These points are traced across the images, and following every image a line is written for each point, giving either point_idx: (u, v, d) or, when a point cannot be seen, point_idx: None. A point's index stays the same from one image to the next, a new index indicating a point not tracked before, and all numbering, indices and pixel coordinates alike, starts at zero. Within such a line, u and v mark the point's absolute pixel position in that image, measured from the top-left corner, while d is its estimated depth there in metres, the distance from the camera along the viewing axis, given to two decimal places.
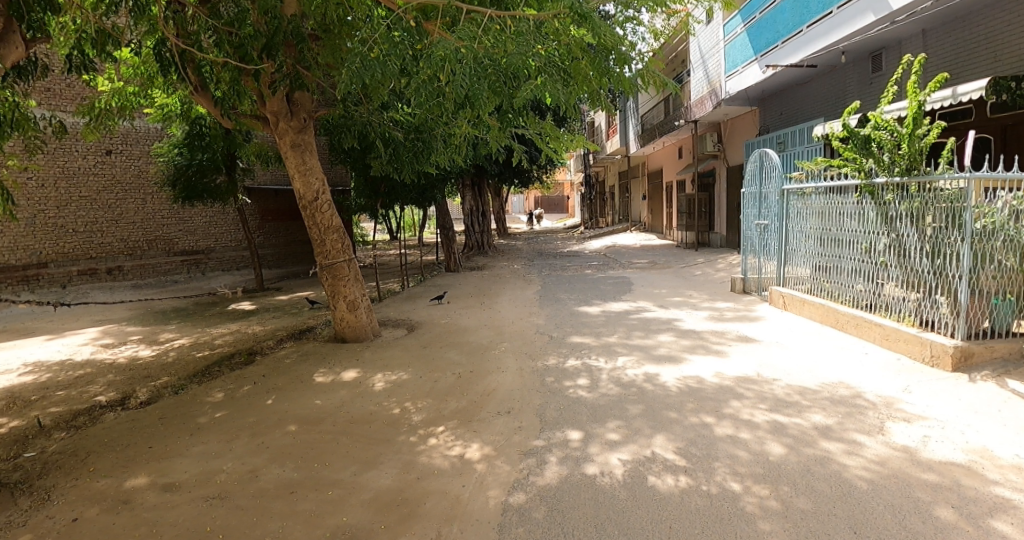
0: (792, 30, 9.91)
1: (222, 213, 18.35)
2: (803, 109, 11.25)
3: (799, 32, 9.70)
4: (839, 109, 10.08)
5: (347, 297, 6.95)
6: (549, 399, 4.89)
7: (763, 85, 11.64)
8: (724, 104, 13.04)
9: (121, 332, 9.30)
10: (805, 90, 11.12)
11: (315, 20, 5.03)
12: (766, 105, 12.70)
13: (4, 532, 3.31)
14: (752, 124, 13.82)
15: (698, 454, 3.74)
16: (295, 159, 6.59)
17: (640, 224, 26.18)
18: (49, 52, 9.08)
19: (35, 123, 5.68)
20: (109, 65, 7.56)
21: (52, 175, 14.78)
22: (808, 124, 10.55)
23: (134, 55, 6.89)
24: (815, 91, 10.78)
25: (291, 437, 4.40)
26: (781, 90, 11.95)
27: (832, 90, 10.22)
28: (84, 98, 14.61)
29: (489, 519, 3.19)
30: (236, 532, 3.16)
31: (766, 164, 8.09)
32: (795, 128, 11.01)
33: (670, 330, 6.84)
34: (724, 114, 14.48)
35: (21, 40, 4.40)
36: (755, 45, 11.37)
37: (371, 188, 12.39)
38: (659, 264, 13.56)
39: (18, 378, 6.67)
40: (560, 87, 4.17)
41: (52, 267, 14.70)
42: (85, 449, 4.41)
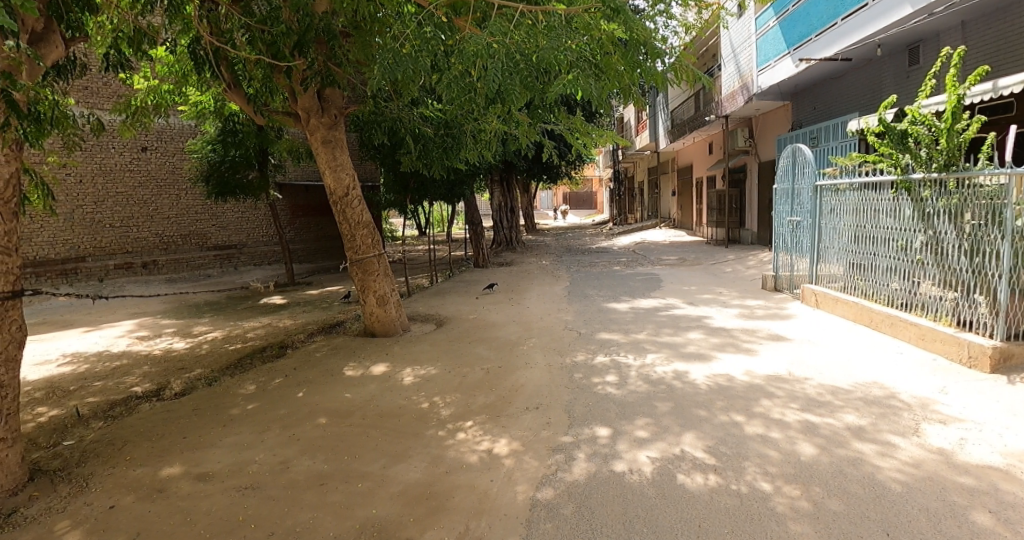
0: (826, 24, 9.69)
1: (254, 208, 18.64)
2: (836, 105, 11.04)
3: (832, 25, 9.51)
4: (874, 104, 9.87)
5: (377, 292, 6.99)
6: (578, 395, 4.86)
7: (796, 80, 11.45)
8: (755, 99, 12.82)
9: (156, 325, 9.50)
10: (839, 84, 10.89)
11: (347, 18, 4.93)
12: (799, 100, 12.45)
13: (46, 518, 3.44)
14: (784, 119, 13.57)
15: (728, 453, 3.69)
16: (326, 154, 6.65)
17: (670, 221, 25.91)
18: (87, 50, 9.26)
19: (74, 120, 5.75)
20: (145, 63, 7.66)
21: (90, 171, 15.20)
22: (842, 119, 10.36)
23: (169, 54, 6.98)
24: (850, 85, 10.54)
25: (321, 429, 4.45)
26: (814, 84, 11.71)
27: (867, 85, 10.00)
28: (120, 96, 14.98)
29: (518, 514, 3.20)
30: (269, 523, 3.22)
31: (798, 159, 7.94)
32: (828, 124, 10.84)
33: (699, 327, 6.77)
34: (756, 110, 14.33)
35: (61, 41, 4.46)
36: (787, 38, 11.16)
37: (400, 184, 12.42)
38: (689, 260, 13.45)
39: (59, 368, 6.87)
40: (592, 82, 4.00)
41: (90, 261, 15.11)
42: (121, 439, 4.53)
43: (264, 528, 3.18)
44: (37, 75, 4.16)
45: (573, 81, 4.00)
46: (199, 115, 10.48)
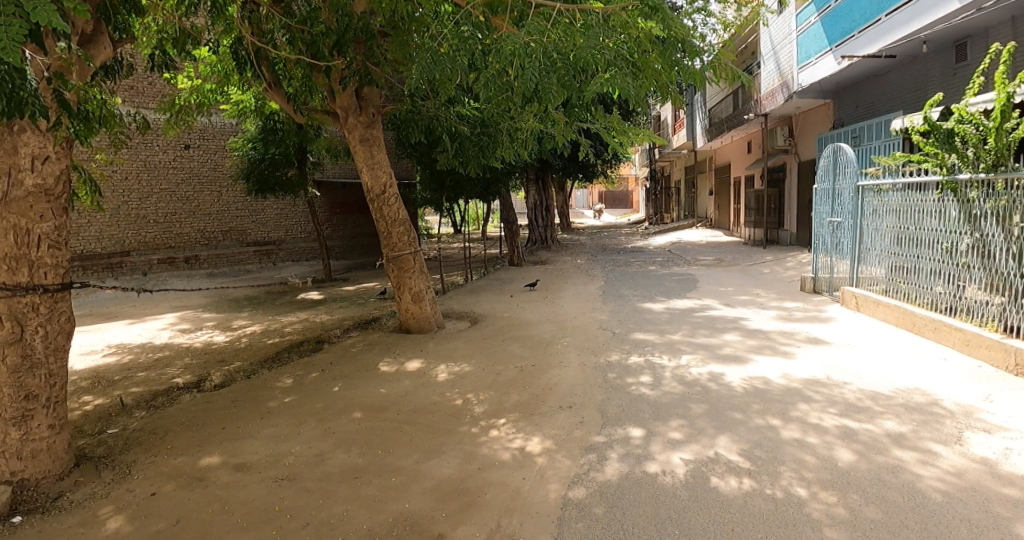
0: (869, 19, 9.47)
1: (293, 205, 18.97)
2: (880, 102, 10.76)
3: (876, 21, 9.28)
4: (919, 103, 9.60)
5: (412, 289, 7.04)
6: (612, 395, 4.84)
7: (837, 77, 11.20)
8: (795, 97, 12.61)
9: (197, 318, 9.76)
10: (882, 82, 10.62)
11: (384, 17, 4.97)
12: (842, 98, 12.19)
13: (92, 502, 3.57)
14: (825, 118, 13.29)
15: (763, 457, 3.64)
16: (363, 153, 6.73)
17: (706, 221, 25.58)
18: (133, 51, 9.53)
19: (120, 118, 5.93)
20: (188, 64, 7.84)
21: (135, 168, 15.70)
22: (886, 118, 10.12)
23: (212, 54, 7.13)
24: (894, 83, 10.28)
25: (356, 424, 4.52)
26: (856, 81, 11.46)
27: (912, 83, 9.73)
28: (164, 95, 15.40)
29: (549, 512, 3.20)
30: (303, 514, 3.28)
31: (840, 159, 7.77)
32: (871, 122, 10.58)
33: (735, 329, 6.67)
34: (796, 108, 14.04)
35: (110, 42, 4.55)
36: (829, 35, 10.91)
37: (437, 182, 12.66)
38: (726, 261, 13.26)
39: (104, 359, 7.11)
40: (630, 81, 3.95)
41: (134, 255, 15.63)
42: (162, 428, 4.66)
43: (298, 518, 3.24)
44: (87, 75, 4.25)
45: (610, 81, 3.98)
46: (241, 114, 10.73)
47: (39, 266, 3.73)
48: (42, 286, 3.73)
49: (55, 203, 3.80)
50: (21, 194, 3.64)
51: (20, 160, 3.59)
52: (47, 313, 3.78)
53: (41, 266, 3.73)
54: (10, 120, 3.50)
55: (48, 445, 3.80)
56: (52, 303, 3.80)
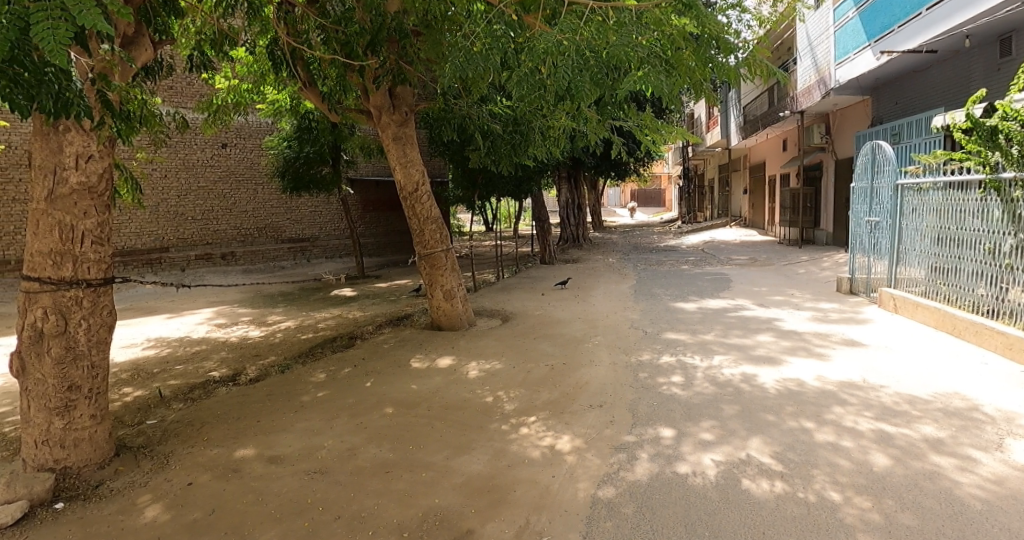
0: (911, 13, 9.18)
1: (327, 203, 19.27)
2: (920, 99, 10.47)
3: (917, 15, 9.03)
4: (962, 99, 9.33)
5: (444, 286, 7.09)
6: (642, 395, 4.82)
7: (875, 73, 10.95)
8: (833, 93, 12.38)
9: (233, 314, 9.98)
10: (923, 78, 10.35)
11: (415, 16, 5.00)
12: (881, 94, 11.91)
13: (130, 491, 3.68)
14: (864, 115, 13.00)
15: (796, 460, 3.59)
16: (396, 151, 6.80)
17: (739, 220, 25.27)
18: (174, 53, 9.78)
19: (160, 118, 6.06)
20: (225, 64, 8.00)
21: (174, 166, 16.01)
22: (926, 115, 9.87)
23: (248, 54, 7.24)
24: (935, 78, 10.01)
25: (388, 419, 4.57)
26: (896, 77, 11.18)
27: (954, 78, 9.47)
28: (202, 95, 15.75)
29: (578, 511, 3.20)
30: (335, 507, 3.33)
31: (878, 157, 7.61)
32: (911, 119, 10.32)
33: (769, 330, 6.57)
34: (833, 105, 13.75)
35: (150, 43, 4.62)
36: (868, 30, 10.63)
37: (469, 180, 12.93)
38: (760, 261, 13.06)
39: (143, 352, 7.32)
40: (663, 79, 3.92)
41: (173, 251, 16.01)
42: (198, 420, 4.77)
43: (330, 511, 3.30)
44: (129, 76, 4.38)
45: (643, 78, 3.95)
46: (276, 113, 10.93)
47: (82, 262, 3.84)
48: (85, 280, 3.85)
49: (98, 200, 3.91)
50: (66, 192, 3.76)
51: (66, 158, 3.72)
52: (90, 307, 3.90)
53: (85, 262, 3.85)
54: (55, 120, 3.63)
55: (89, 434, 3.92)
56: (95, 296, 3.92)
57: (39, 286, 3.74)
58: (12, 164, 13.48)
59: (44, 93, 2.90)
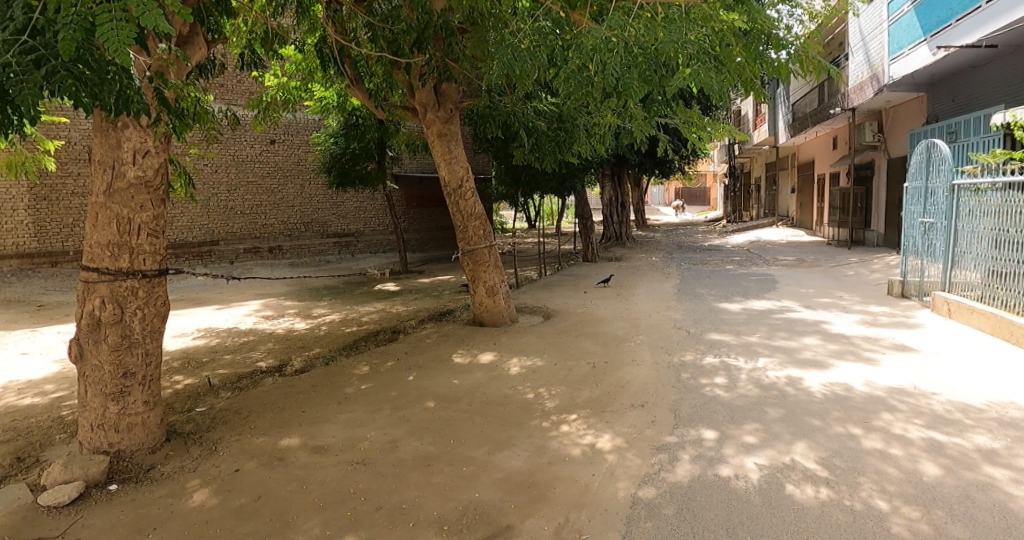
0: (969, 6, 8.84)
1: (372, 199, 19.67)
2: (979, 96, 10.06)
3: (976, 8, 8.68)
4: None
5: (487, 283, 7.14)
6: (685, 395, 4.78)
7: (931, 69, 10.57)
8: (886, 90, 12.01)
9: (280, 306, 10.24)
10: (982, 74, 9.95)
11: (463, 14, 5.04)
12: (936, 90, 11.49)
13: (181, 475, 3.82)
14: (919, 112, 12.57)
15: (842, 466, 3.50)
16: (441, 148, 6.87)
17: (787, 220, 24.75)
18: (227, 52, 10.11)
19: (213, 115, 6.23)
20: (275, 62, 8.24)
21: (225, 162, 16.49)
22: (985, 112, 9.50)
23: (297, 52, 7.40)
24: (994, 74, 9.61)
25: (429, 413, 4.64)
26: (953, 73, 10.76)
27: (1014, 74, 9.08)
28: (251, 92, 16.18)
29: (618, 510, 3.19)
30: (377, 498, 3.40)
31: (934, 156, 7.36)
32: (969, 117, 9.93)
33: (815, 333, 6.43)
34: (886, 102, 13.32)
35: (204, 43, 4.75)
36: (923, 24, 10.26)
37: (512, 176, 12.74)
38: (806, 262, 12.78)
39: (194, 341, 7.57)
40: (713, 76, 3.87)
41: (222, 245, 16.43)
42: (245, 409, 4.92)
43: (372, 502, 3.36)
44: (185, 73, 4.53)
45: (692, 76, 3.91)
46: (322, 109, 11.35)
47: (138, 253, 3.98)
48: (141, 271, 3.99)
49: (154, 194, 4.05)
50: (124, 186, 3.91)
51: (124, 153, 3.87)
52: (145, 297, 4.04)
53: (141, 253, 3.99)
54: (115, 117, 3.78)
55: (142, 419, 4.08)
56: (150, 287, 4.06)
57: (97, 276, 3.89)
58: (71, 159, 14.08)
59: (107, 91, 2.96)
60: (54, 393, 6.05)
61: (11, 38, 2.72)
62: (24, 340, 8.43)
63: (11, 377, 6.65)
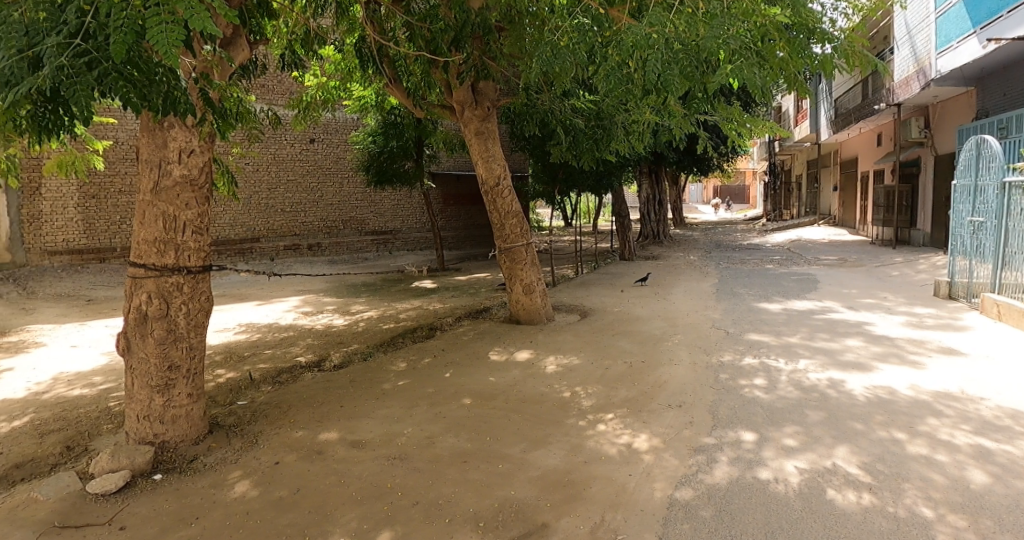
0: None
1: (409, 197, 19.97)
2: None
3: None
4: None
5: (524, 281, 7.15)
6: (723, 396, 4.71)
7: (981, 63, 10.19)
8: (933, 85, 11.62)
9: (319, 302, 10.45)
10: None
11: (499, 11, 5.05)
12: (986, 84, 11.06)
13: (223, 467, 3.92)
14: (968, 107, 12.12)
15: (885, 472, 3.41)
16: (479, 146, 6.89)
17: (830, 218, 24.16)
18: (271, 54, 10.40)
19: (255, 115, 6.37)
20: (315, 62, 8.43)
21: (266, 161, 16.88)
22: None
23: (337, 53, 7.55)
24: None
25: (466, 409, 4.67)
26: (1005, 66, 10.35)
27: None
28: (292, 92, 16.52)
29: (654, 511, 3.17)
30: (414, 493, 3.43)
31: (984, 152, 7.09)
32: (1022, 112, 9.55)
33: (858, 334, 6.27)
34: (933, 97, 12.89)
35: (247, 44, 4.84)
36: (973, 16, 9.89)
37: (549, 174, 12.86)
38: (848, 262, 12.45)
39: (235, 336, 7.77)
40: (755, 71, 3.81)
41: (263, 241, 16.79)
42: (285, 403, 5.02)
43: (410, 497, 3.40)
44: (227, 75, 4.61)
45: (734, 72, 3.86)
46: (361, 107, 11.55)
47: (183, 250, 4.10)
48: (186, 267, 4.12)
49: (198, 192, 4.17)
50: (170, 185, 4.03)
51: (169, 153, 4.00)
52: (189, 292, 4.16)
53: (185, 250, 4.11)
54: (162, 117, 3.89)
55: (186, 411, 4.21)
56: (194, 283, 4.18)
57: (143, 272, 4.02)
58: (118, 159, 14.58)
59: (155, 92, 3.01)
60: (102, 385, 6.27)
61: (64, 41, 2.83)
62: (73, 333, 8.78)
63: (62, 368, 6.92)
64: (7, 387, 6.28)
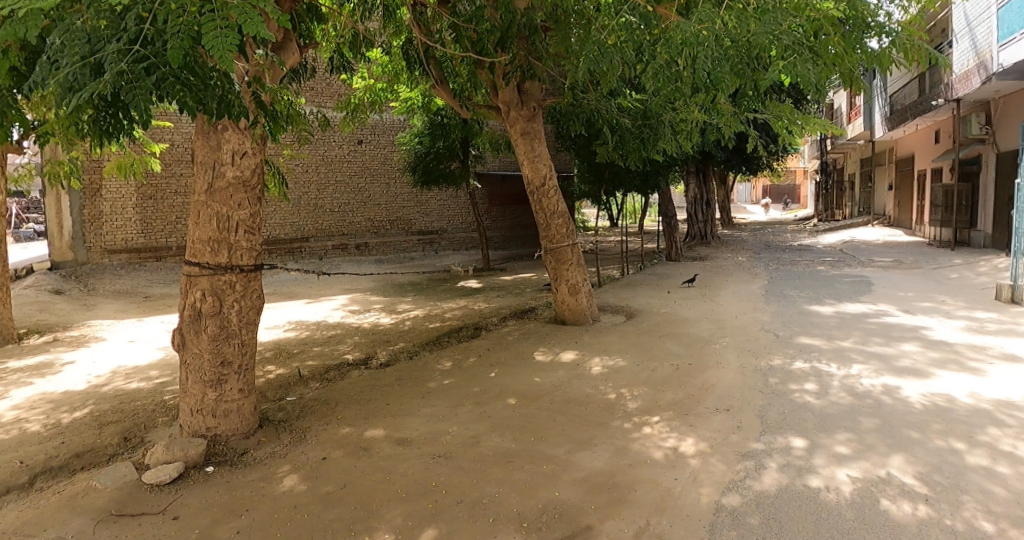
0: None
1: (455, 197, 20.12)
2: None
3: None
4: None
5: (569, 281, 7.13)
6: (772, 401, 4.60)
7: None
8: (994, 79, 11.09)
9: (366, 300, 10.66)
10: None
11: (545, 11, 5.06)
12: None
13: (272, 461, 4.02)
14: None
15: (944, 483, 3.25)
16: (525, 146, 6.90)
17: (883, 218, 23.30)
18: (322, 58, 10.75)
19: (305, 117, 6.54)
20: (362, 64, 8.65)
21: (315, 162, 17.30)
22: None
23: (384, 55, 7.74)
24: None
25: (511, 409, 4.68)
26: None
27: None
28: (340, 94, 16.88)
29: (701, 517, 3.10)
30: (458, 491, 3.46)
31: None
32: None
33: (914, 339, 6.02)
34: (996, 91, 12.31)
35: (298, 49, 4.94)
36: None
37: (595, 173, 12.93)
38: (904, 263, 11.99)
39: (286, 333, 7.98)
40: (810, 66, 3.70)
41: (312, 241, 17.26)
42: (333, 400, 5.13)
43: (454, 495, 3.42)
44: (278, 78, 4.72)
45: (788, 68, 3.76)
46: (407, 108, 11.73)
47: (236, 249, 4.21)
48: (239, 266, 4.23)
49: (250, 193, 4.28)
50: (224, 186, 4.16)
51: (223, 155, 4.13)
52: (241, 291, 4.28)
53: (238, 249, 4.22)
54: (216, 120, 4.03)
55: (238, 406, 4.34)
56: (246, 282, 4.30)
57: (198, 270, 4.15)
58: (174, 161, 15.17)
59: (210, 95, 3.13)
60: (157, 379, 6.53)
61: (124, 47, 2.89)
62: (131, 328, 9.18)
63: (120, 362, 7.24)
64: (69, 379, 6.61)
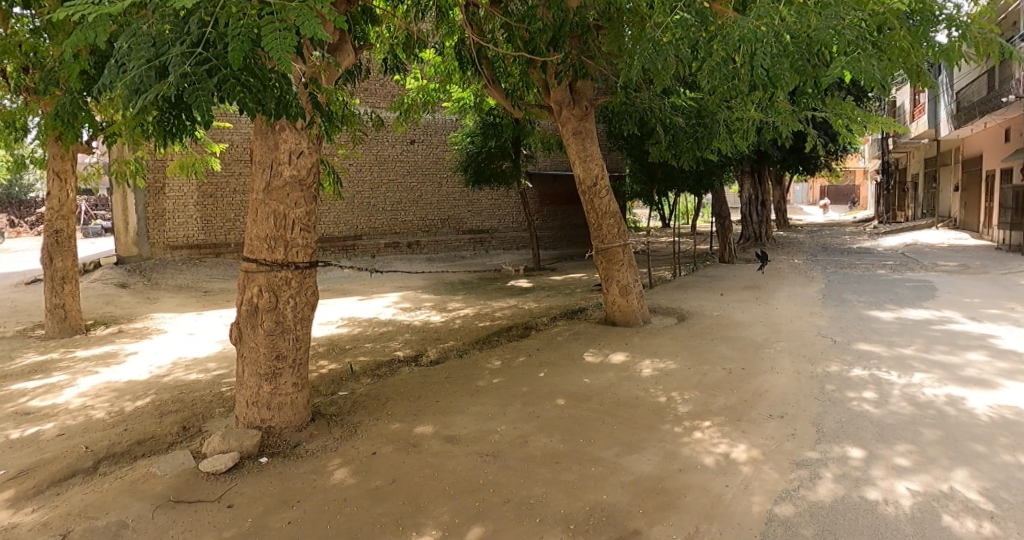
0: None
1: (505, 196, 20.22)
2: None
3: None
4: None
5: (620, 282, 7.08)
6: (829, 409, 4.45)
7: None
8: None
9: (417, 298, 10.84)
10: None
11: (598, 11, 5.04)
12: None
13: (323, 454, 4.13)
14: None
15: (1012, 500, 3.08)
16: (576, 146, 6.87)
17: (948, 220, 22.21)
18: None
19: (360, 117, 6.72)
20: (415, 64, 8.85)
21: (369, 161, 17.67)
22: None
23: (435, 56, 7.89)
24: None
25: (559, 410, 4.68)
26: None
27: None
28: (392, 95, 17.20)
29: (751, 525, 3.03)
30: (504, 490, 3.48)
31: None
32: None
33: (981, 348, 5.72)
34: None
35: (351, 51, 5.04)
36: None
37: (647, 174, 12.73)
38: (970, 268, 11.42)
39: (338, 329, 8.20)
40: (875, 62, 3.57)
41: (365, 239, 17.64)
42: (385, 396, 5.23)
43: (500, 494, 3.44)
44: (334, 78, 4.82)
45: (850, 64, 3.64)
46: (458, 108, 11.86)
47: (293, 247, 4.34)
48: (294, 263, 4.35)
49: (306, 191, 4.40)
50: (281, 185, 4.29)
51: (281, 154, 4.27)
52: (297, 287, 4.40)
53: (294, 247, 4.35)
54: (274, 121, 4.16)
55: (291, 399, 4.48)
56: (302, 278, 4.42)
57: (256, 266, 4.30)
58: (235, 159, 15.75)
59: (268, 97, 3.22)
60: (215, 370, 6.81)
61: (187, 51, 3.01)
62: (191, 321, 9.60)
63: (181, 353, 7.61)
64: (132, 369, 6.97)
